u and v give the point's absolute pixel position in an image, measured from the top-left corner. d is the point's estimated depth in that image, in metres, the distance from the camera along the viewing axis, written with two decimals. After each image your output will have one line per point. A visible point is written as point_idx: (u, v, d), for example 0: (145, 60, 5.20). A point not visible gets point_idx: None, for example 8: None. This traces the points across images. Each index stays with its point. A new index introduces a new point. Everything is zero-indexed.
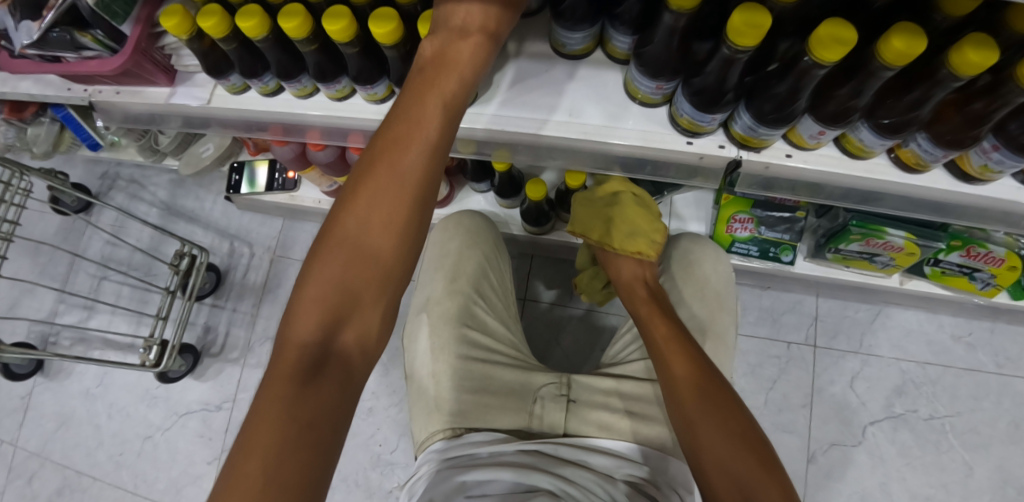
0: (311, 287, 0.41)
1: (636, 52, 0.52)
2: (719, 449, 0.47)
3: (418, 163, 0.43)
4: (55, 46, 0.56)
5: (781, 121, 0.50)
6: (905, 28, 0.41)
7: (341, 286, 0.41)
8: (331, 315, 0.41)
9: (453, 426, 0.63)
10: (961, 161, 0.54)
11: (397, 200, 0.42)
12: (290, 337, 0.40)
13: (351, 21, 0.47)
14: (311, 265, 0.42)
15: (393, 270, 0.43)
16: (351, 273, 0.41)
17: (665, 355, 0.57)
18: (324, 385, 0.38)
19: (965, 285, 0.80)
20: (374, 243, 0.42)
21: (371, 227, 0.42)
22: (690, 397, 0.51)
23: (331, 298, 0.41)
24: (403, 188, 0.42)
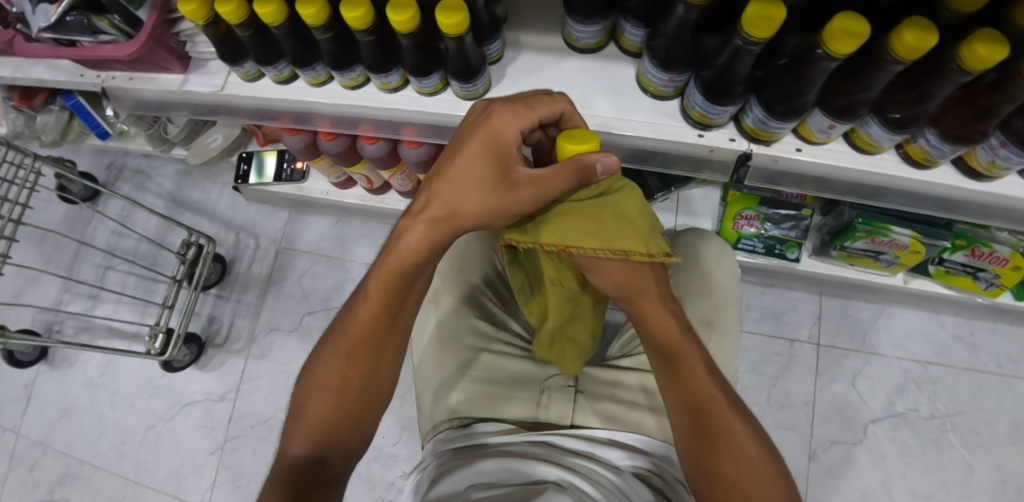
0: (297, 426, 0.48)
1: (650, 45, 0.53)
2: (743, 470, 0.45)
3: (381, 309, 0.49)
4: (71, 30, 0.57)
5: (792, 114, 0.51)
6: (916, 23, 0.41)
7: (323, 417, 0.47)
8: (318, 441, 0.47)
9: (460, 415, 0.64)
10: (968, 157, 0.54)
11: (369, 340, 0.49)
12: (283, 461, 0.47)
13: (368, 9, 0.48)
14: (298, 403, 0.49)
15: (372, 394, 0.49)
16: (330, 407, 0.48)
17: (669, 348, 0.52)
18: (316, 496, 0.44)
19: (968, 284, 0.81)
20: (350, 379, 0.48)
21: (359, 349, 0.49)
22: (701, 399, 0.49)
23: (318, 428, 0.47)
24: (368, 331, 0.49)
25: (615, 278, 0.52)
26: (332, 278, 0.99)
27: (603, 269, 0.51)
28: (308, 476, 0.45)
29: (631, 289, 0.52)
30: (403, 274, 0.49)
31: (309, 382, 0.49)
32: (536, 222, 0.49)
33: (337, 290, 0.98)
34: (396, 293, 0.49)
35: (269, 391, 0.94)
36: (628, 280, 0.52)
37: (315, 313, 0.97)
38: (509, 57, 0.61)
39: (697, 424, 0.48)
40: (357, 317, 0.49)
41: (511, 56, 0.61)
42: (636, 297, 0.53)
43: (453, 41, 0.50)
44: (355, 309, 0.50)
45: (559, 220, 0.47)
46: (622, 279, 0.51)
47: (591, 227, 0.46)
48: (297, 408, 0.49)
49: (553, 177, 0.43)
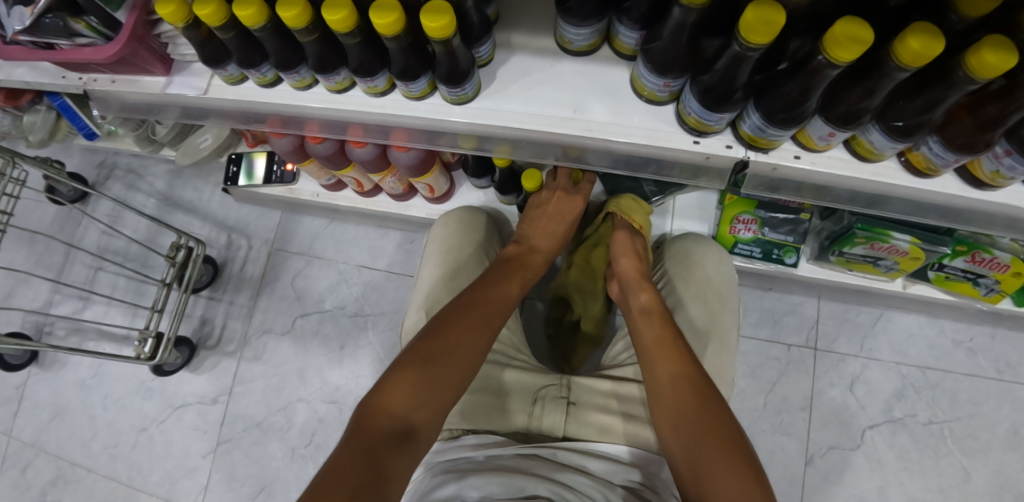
0: (408, 371, 0.49)
1: (645, 48, 0.51)
2: (732, 476, 0.46)
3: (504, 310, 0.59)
4: (48, 32, 0.55)
5: (791, 122, 0.49)
6: (924, 28, 0.39)
7: (441, 372, 0.49)
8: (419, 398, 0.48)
9: (449, 426, 0.62)
10: (971, 166, 0.53)
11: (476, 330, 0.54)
12: (383, 407, 0.46)
13: (350, 11, 0.46)
14: (415, 352, 0.51)
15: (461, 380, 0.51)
16: (445, 368, 0.50)
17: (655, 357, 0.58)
18: (393, 450, 0.44)
19: (968, 290, 0.79)
20: (469, 358, 0.52)
21: (468, 330, 0.53)
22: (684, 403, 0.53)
23: (422, 387, 0.48)
24: (480, 326, 0.54)
25: (625, 266, 0.70)
26: (324, 279, 0.97)
27: (626, 258, 0.71)
28: (397, 427, 0.46)
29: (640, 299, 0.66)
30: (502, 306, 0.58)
31: (437, 333, 0.52)
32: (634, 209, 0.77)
33: (330, 292, 0.97)
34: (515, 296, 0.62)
35: (262, 394, 0.94)
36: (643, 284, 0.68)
37: (307, 315, 0.96)
38: (501, 60, 0.59)
39: (681, 407, 0.52)
40: (484, 301, 0.58)
41: (503, 57, 0.59)
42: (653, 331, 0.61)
43: (440, 45, 0.48)
44: (485, 299, 0.58)
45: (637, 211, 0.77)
46: (639, 283, 0.68)
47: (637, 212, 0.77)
48: (413, 355, 0.50)
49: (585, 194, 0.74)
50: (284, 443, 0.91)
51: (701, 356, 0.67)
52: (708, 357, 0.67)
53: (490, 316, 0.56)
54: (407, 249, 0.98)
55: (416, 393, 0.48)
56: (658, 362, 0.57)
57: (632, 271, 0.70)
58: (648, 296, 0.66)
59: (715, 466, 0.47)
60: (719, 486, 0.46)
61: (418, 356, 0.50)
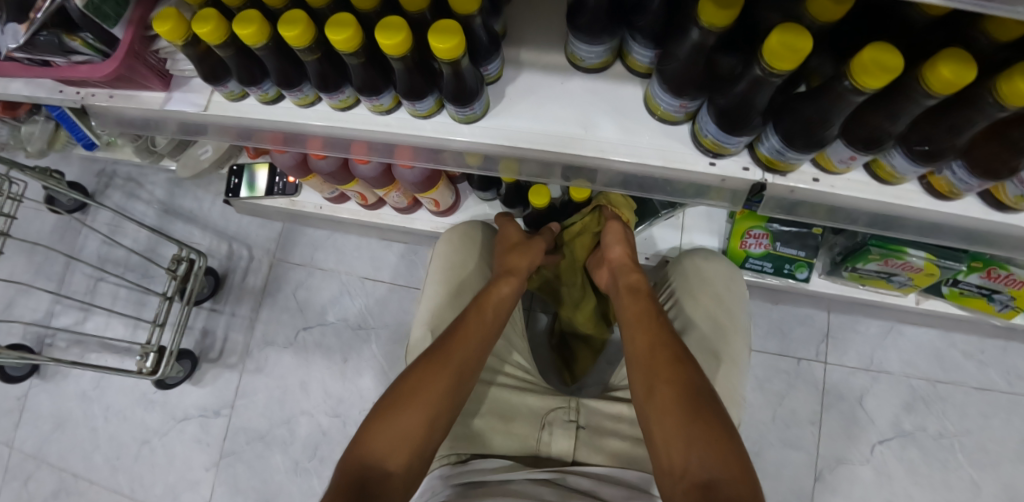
0: (371, 437, 0.49)
1: (659, 68, 0.49)
2: (707, 446, 0.47)
3: (470, 343, 0.57)
4: (43, 50, 0.53)
5: (811, 146, 0.47)
6: (955, 55, 0.37)
7: (399, 425, 0.50)
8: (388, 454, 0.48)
9: (457, 450, 0.61)
10: (995, 190, 0.51)
11: (440, 370, 0.53)
12: (355, 462, 0.48)
13: (356, 31, 0.45)
14: (383, 405, 0.52)
15: (429, 432, 0.50)
16: (406, 415, 0.50)
17: (635, 327, 0.60)
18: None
19: (983, 306, 0.78)
20: (431, 401, 0.51)
21: (430, 375, 0.53)
22: (662, 367, 0.54)
23: (391, 443, 0.49)
24: (448, 368, 0.54)
25: (613, 251, 0.71)
26: (327, 290, 0.96)
27: (614, 240, 0.71)
28: (365, 480, 0.47)
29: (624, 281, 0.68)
30: (471, 346, 0.57)
31: (396, 396, 0.52)
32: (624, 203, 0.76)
33: (333, 303, 0.95)
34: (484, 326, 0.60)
35: (265, 407, 0.93)
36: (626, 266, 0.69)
37: (310, 327, 0.95)
38: (509, 77, 0.57)
39: (658, 373, 0.54)
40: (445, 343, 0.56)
41: (511, 74, 0.58)
42: (632, 308, 0.63)
43: (448, 65, 0.47)
44: (444, 341, 0.57)
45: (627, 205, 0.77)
46: (623, 265, 0.69)
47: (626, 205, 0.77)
48: (382, 408, 0.51)
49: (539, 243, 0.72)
50: (287, 456, 0.90)
51: (712, 377, 0.66)
52: (719, 380, 0.66)
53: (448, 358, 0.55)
54: (411, 260, 0.97)
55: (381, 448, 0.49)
56: (638, 335, 0.59)
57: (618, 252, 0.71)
58: (637, 277, 0.67)
59: (688, 430, 0.49)
60: (688, 448, 0.48)
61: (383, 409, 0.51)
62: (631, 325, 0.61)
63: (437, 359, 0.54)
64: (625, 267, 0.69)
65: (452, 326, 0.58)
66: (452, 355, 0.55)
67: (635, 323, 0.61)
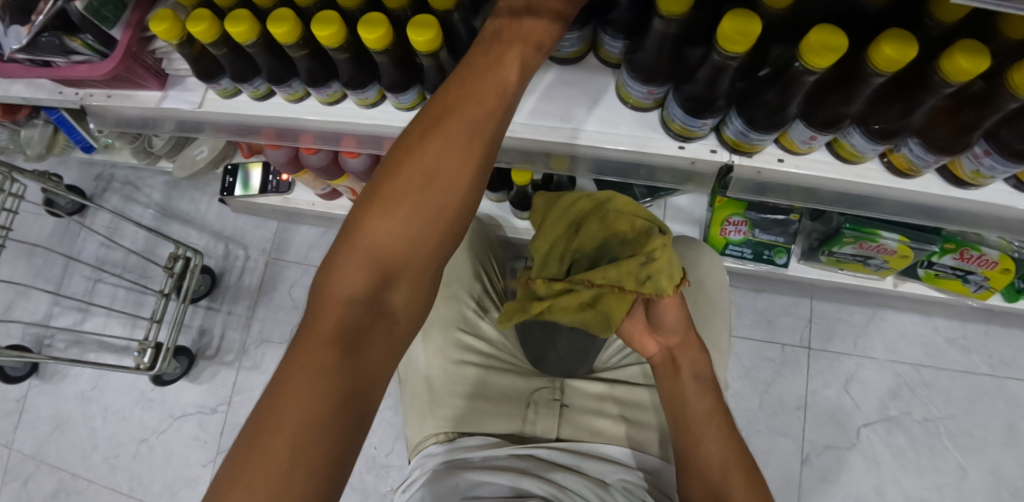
0: (356, 266, 0.36)
1: (629, 57, 0.52)
2: None
3: (493, 114, 0.37)
4: (45, 51, 0.56)
5: (773, 127, 0.50)
6: (897, 35, 0.40)
7: (394, 254, 0.36)
8: (381, 274, 0.36)
9: (446, 430, 0.63)
10: (953, 166, 0.53)
11: (457, 161, 0.36)
12: (334, 294, 0.35)
13: (340, 27, 0.47)
14: (367, 221, 0.36)
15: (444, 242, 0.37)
16: (411, 237, 0.36)
17: (692, 428, 0.55)
18: (370, 352, 0.35)
19: (959, 287, 0.80)
20: (447, 204, 0.37)
21: (438, 164, 0.36)
22: (737, 487, 0.50)
23: (382, 264, 0.36)
24: (467, 152, 0.37)
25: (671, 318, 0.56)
26: None
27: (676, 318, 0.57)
28: (360, 321, 0.35)
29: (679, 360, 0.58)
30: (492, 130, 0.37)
31: (379, 207, 0.36)
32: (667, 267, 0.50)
33: None
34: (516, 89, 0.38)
35: None
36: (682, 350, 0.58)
37: None
38: None
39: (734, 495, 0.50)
40: (465, 110, 0.37)
41: None
42: (685, 400, 0.56)
43: (428, 57, 0.49)
44: (455, 110, 0.36)
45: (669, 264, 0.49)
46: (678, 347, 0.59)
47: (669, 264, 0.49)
48: (364, 229, 0.36)
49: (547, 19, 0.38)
50: None
51: None
52: None
53: (462, 136, 0.36)
54: None
55: (372, 281, 0.35)
56: (698, 440, 0.54)
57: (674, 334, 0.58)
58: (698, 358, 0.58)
59: None
60: None
61: (370, 235, 0.36)
62: (686, 423, 0.55)
63: (453, 152, 0.36)
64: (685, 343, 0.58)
65: (455, 90, 0.37)
66: (461, 143, 0.36)
67: (694, 422, 0.55)
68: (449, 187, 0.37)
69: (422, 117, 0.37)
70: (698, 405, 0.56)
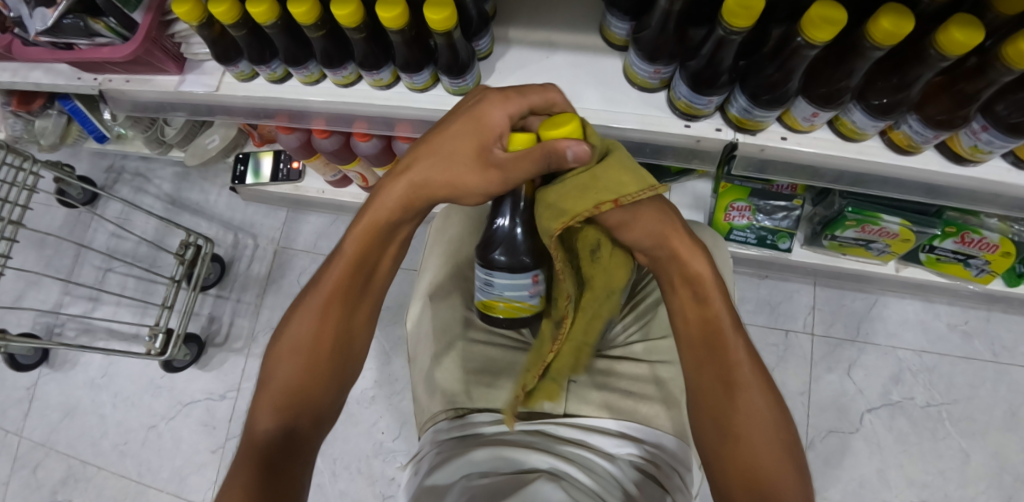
0: (268, 406, 0.45)
1: (635, 37, 0.54)
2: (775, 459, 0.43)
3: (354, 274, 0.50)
4: (69, 33, 0.57)
5: (775, 103, 0.51)
6: (893, 9, 0.41)
7: (294, 387, 0.46)
8: (288, 409, 0.46)
9: (455, 406, 0.65)
10: (952, 142, 0.55)
11: (335, 303, 0.49)
12: (251, 430, 0.44)
13: (357, 7, 0.49)
14: (269, 374, 0.47)
15: (336, 366, 0.49)
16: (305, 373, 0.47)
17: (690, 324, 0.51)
18: (288, 465, 0.43)
19: (960, 271, 0.81)
20: (330, 338, 0.48)
21: (314, 317, 0.48)
22: (726, 374, 0.48)
23: (287, 395, 0.46)
24: (339, 299, 0.49)
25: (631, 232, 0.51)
26: None
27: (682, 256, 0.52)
28: (273, 445, 0.43)
29: (696, 333, 0.50)
30: (355, 277, 0.50)
31: (276, 364, 0.47)
32: (568, 198, 0.46)
33: None
34: (370, 252, 0.50)
35: None
36: (704, 326, 0.50)
37: None
38: (498, 53, 0.62)
39: (716, 374, 0.48)
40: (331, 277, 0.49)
41: (501, 51, 0.62)
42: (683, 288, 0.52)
43: (442, 37, 0.51)
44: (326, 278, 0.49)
45: (577, 186, 0.45)
46: (698, 325, 0.50)
47: (589, 184, 0.45)
48: (269, 379, 0.47)
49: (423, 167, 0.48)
50: None
51: None
52: None
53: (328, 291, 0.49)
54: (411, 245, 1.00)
55: (279, 413, 0.45)
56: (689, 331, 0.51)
57: (682, 285, 0.52)
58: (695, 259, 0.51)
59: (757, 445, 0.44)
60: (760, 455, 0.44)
61: (277, 376, 0.47)
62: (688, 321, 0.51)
63: (323, 307, 0.49)
64: (704, 304, 0.51)
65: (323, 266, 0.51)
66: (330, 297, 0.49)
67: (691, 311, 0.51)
68: (326, 327, 0.48)
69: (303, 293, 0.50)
70: (724, 383, 0.47)
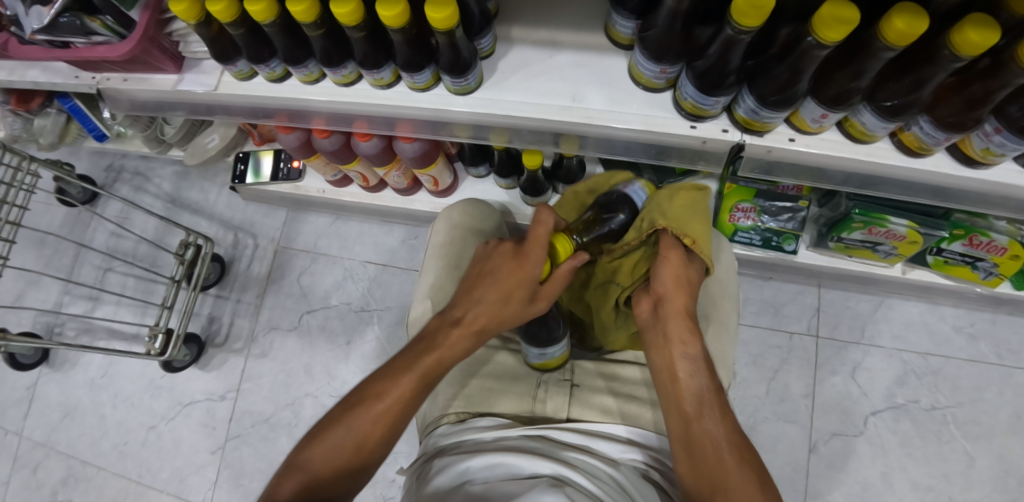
0: (293, 478, 0.47)
1: (641, 36, 0.53)
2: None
3: (404, 396, 0.51)
4: (65, 31, 0.57)
5: (783, 104, 0.50)
6: (907, 9, 0.40)
7: (317, 477, 0.47)
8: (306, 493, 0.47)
9: (457, 410, 0.64)
10: (964, 144, 0.53)
11: (384, 417, 0.50)
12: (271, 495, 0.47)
13: (357, 5, 0.48)
14: (304, 452, 0.49)
15: (360, 470, 0.49)
16: (331, 468, 0.48)
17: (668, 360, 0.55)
18: None
19: (967, 274, 0.80)
20: (363, 441, 0.49)
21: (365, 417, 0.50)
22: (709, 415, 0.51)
23: (314, 480, 0.47)
24: (393, 413, 0.50)
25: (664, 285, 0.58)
26: (330, 276, 0.99)
27: (676, 331, 0.55)
28: None
29: (686, 408, 0.51)
30: (408, 398, 0.51)
31: (313, 445, 0.49)
32: (681, 220, 0.59)
33: (336, 289, 0.98)
34: (421, 388, 0.52)
35: (270, 390, 0.95)
36: (694, 405, 0.51)
37: (313, 311, 0.98)
38: (501, 52, 0.61)
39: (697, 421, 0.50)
40: (385, 395, 0.51)
41: (504, 49, 0.61)
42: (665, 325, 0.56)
43: (443, 35, 0.50)
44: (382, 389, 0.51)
45: (680, 209, 0.60)
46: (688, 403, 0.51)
47: (688, 212, 0.60)
48: (302, 456, 0.49)
49: (485, 313, 0.55)
50: (292, 438, 0.92)
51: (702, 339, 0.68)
52: (709, 342, 0.68)
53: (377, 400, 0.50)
54: (412, 245, 1.00)
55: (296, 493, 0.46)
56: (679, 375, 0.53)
57: (671, 361, 0.54)
58: (680, 324, 0.56)
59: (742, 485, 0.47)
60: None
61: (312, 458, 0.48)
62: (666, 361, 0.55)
63: (371, 414, 0.50)
64: (691, 363, 0.54)
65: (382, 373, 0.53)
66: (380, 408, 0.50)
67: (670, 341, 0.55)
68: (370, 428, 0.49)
69: (359, 387, 0.52)
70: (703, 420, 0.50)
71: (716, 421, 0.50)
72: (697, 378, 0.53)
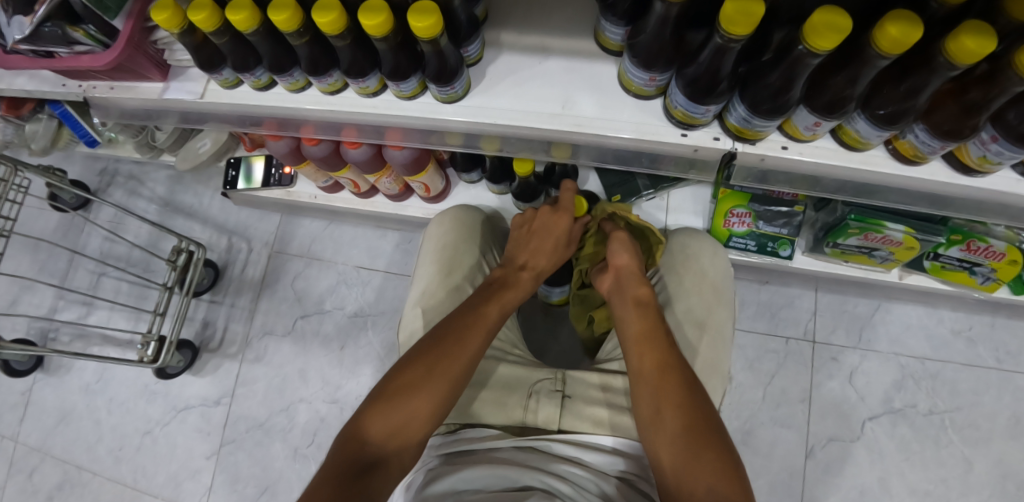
0: (392, 398, 0.51)
1: (630, 43, 0.52)
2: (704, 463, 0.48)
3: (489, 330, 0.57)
4: (47, 41, 0.56)
5: (775, 112, 0.49)
6: (901, 16, 0.39)
7: (414, 392, 0.51)
8: (405, 413, 0.50)
9: (448, 422, 0.64)
10: (959, 152, 0.52)
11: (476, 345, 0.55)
12: (367, 421, 0.49)
13: (340, 13, 0.47)
14: (396, 378, 0.52)
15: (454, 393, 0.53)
16: (427, 380, 0.52)
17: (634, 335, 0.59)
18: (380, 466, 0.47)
19: (965, 279, 0.79)
20: (460, 359, 0.54)
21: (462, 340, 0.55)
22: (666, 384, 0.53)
23: (417, 397, 0.51)
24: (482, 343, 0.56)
25: (621, 258, 0.68)
26: (324, 280, 0.99)
27: (637, 297, 0.63)
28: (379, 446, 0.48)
29: (650, 372, 0.55)
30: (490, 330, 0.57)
31: (408, 366, 0.53)
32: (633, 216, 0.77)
33: (330, 293, 0.98)
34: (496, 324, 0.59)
35: (264, 395, 0.95)
36: (654, 356, 0.56)
37: (307, 316, 0.97)
38: (489, 58, 0.60)
39: (662, 394, 0.53)
40: (474, 327, 0.56)
41: (492, 55, 0.60)
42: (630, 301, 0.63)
43: (428, 44, 0.49)
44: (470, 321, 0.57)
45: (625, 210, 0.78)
46: (647, 349, 0.57)
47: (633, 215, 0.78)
48: (395, 381, 0.52)
49: (535, 260, 0.69)
50: (286, 444, 0.92)
51: (696, 347, 0.67)
52: (703, 349, 0.67)
53: (469, 330, 0.56)
54: (405, 249, 0.99)
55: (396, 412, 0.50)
56: (644, 353, 0.57)
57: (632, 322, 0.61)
58: (644, 290, 0.64)
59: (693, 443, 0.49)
60: (694, 468, 0.48)
61: (407, 379, 0.52)
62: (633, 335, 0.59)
63: (469, 343, 0.55)
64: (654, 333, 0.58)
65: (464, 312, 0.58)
66: (474, 336, 0.56)
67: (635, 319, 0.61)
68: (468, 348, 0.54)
69: (444, 322, 0.57)
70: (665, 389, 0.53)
71: (681, 384, 0.53)
72: (651, 321, 0.60)
